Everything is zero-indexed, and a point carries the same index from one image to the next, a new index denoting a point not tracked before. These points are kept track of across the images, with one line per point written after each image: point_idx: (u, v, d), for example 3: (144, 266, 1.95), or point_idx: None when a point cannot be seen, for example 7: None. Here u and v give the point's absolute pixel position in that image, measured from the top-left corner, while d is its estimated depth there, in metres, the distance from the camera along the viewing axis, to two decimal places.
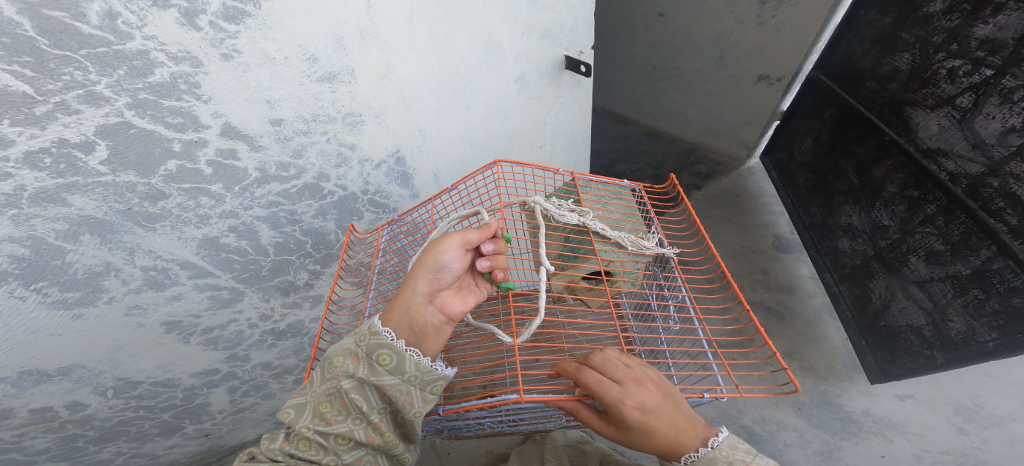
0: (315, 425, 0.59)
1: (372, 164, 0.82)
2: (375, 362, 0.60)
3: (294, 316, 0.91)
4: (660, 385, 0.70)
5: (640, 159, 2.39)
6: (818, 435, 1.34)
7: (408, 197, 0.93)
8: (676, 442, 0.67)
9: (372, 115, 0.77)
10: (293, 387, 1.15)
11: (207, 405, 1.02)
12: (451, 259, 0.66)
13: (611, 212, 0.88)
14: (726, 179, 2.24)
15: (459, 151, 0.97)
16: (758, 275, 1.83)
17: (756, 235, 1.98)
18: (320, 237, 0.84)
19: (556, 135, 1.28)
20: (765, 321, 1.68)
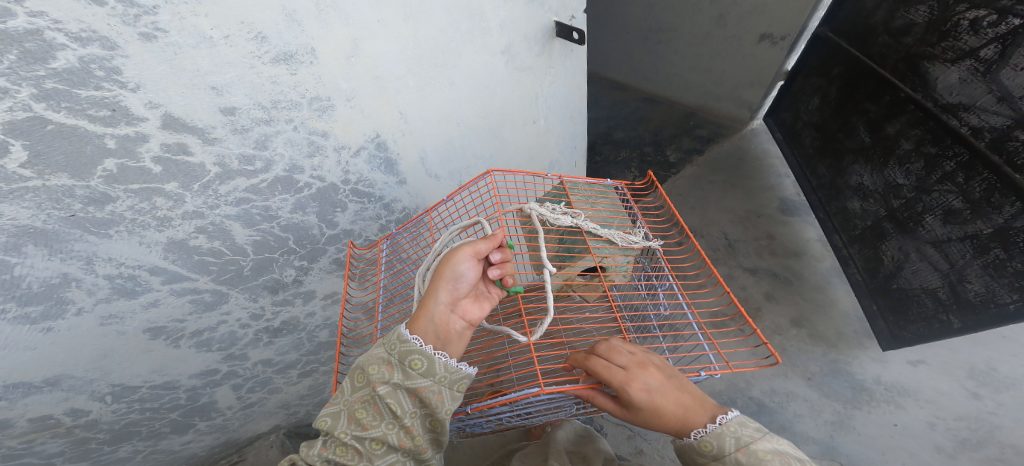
0: (353, 430, 0.59)
1: (350, 151, 0.76)
2: (408, 366, 0.61)
3: (288, 313, 0.87)
4: (664, 367, 0.68)
5: (638, 125, 2.33)
6: (828, 405, 1.32)
7: (394, 184, 0.87)
8: (684, 420, 0.64)
9: (343, 98, 0.70)
10: (298, 379, 1.13)
11: (213, 403, 0.99)
12: (466, 272, 0.67)
13: (600, 211, 0.85)
14: (730, 143, 2.16)
15: (447, 131, 0.91)
16: (764, 241, 1.78)
17: (761, 199, 1.91)
18: (302, 233, 0.78)
19: (550, 109, 1.22)
20: (772, 288, 1.64)
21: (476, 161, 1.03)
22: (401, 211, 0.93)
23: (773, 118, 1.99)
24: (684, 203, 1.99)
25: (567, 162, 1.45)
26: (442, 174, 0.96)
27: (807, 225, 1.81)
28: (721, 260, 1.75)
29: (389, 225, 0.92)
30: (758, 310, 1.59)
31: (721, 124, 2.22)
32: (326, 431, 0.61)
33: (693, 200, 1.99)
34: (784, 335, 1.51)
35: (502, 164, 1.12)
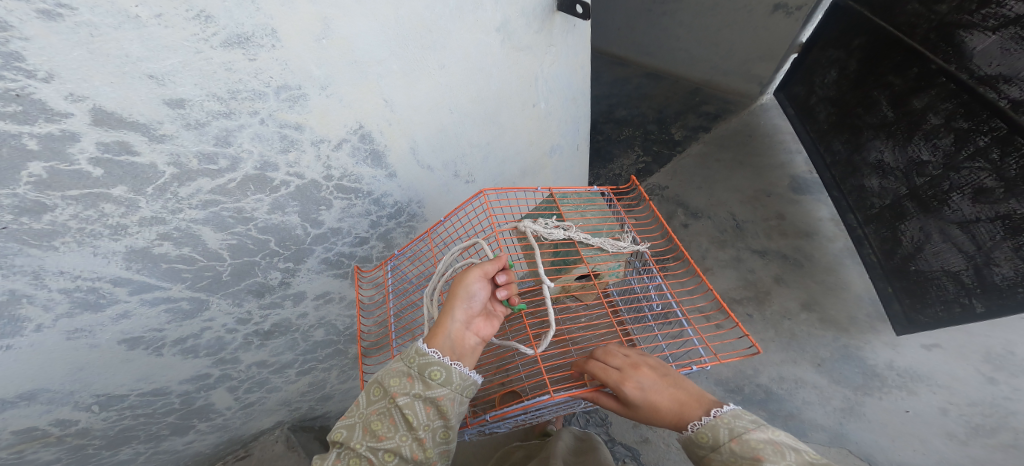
0: (368, 440, 0.61)
1: (330, 144, 0.68)
2: (426, 377, 0.64)
3: (278, 315, 0.83)
4: (655, 364, 0.67)
5: (640, 102, 2.28)
6: (838, 391, 1.36)
7: (383, 178, 0.80)
8: (678, 413, 0.62)
9: (317, 86, 0.62)
10: (296, 378, 1.10)
11: (212, 404, 0.96)
12: (478, 292, 0.69)
13: (590, 219, 0.92)
14: (739, 119, 2.10)
15: (439, 119, 0.84)
16: (774, 221, 1.79)
17: (769, 177, 1.90)
18: (285, 233, 0.72)
19: (551, 90, 1.14)
20: (782, 271, 1.66)
21: (471, 148, 0.97)
22: (391, 205, 0.86)
23: (785, 92, 1.88)
24: (691, 182, 1.98)
25: (569, 145, 1.39)
26: (435, 164, 0.90)
27: (819, 204, 1.81)
28: (730, 242, 1.76)
29: (381, 218, 0.87)
30: (767, 293, 1.62)
31: (729, 99, 2.16)
32: (342, 440, 0.63)
33: (700, 178, 1.98)
34: (794, 319, 1.54)
35: (501, 151, 1.07)
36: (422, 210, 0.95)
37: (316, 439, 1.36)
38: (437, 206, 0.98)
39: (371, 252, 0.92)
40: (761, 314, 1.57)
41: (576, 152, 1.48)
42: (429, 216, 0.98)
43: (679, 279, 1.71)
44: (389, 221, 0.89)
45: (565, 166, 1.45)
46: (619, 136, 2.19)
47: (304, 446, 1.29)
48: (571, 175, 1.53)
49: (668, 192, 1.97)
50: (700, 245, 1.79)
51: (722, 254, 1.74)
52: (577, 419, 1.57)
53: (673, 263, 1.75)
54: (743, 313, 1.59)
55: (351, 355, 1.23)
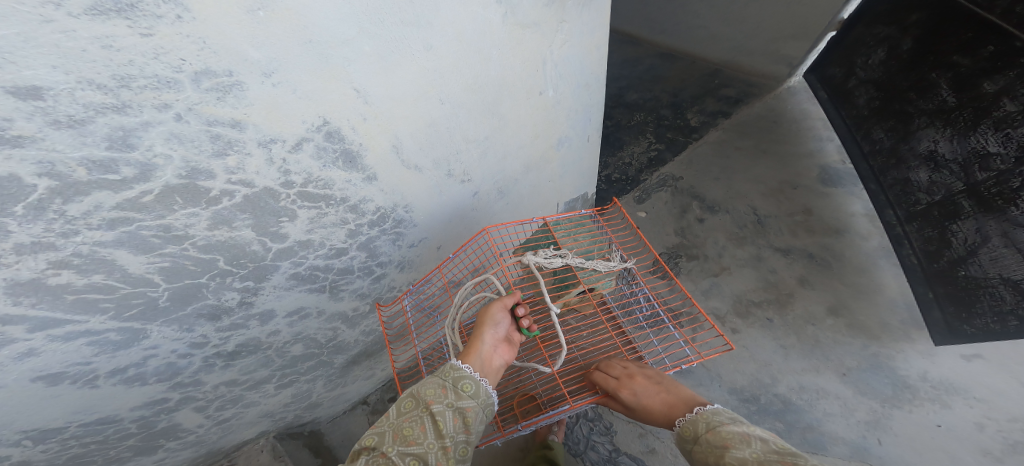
0: (398, 444, 0.65)
1: (285, 145, 0.56)
2: (459, 387, 0.73)
3: (243, 336, 0.72)
4: (652, 374, 0.87)
5: (654, 85, 2.16)
6: (863, 403, 1.27)
7: (361, 181, 0.69)
8: (670, 411, 0.79)
9: (259, 72, 0.48)
10: (275, 392, 0.98)
11: (179, 425, 0.83)
12: (502, 321, 0.86)
13: (581, 241, 1.15)
14: (763, 104, 1.98)
15: (427, 112, 0.73)
16: (800, 216, 1.67)
17: (797, 168, 1.78)
18: (236, 250, 0.60)
19: (560, 77, 1.01)
20: (806, 272, 1.55)
21: (466, 144, 0.88)
22: (369, 211, 0.75)
23: (815, 74, 1.68)
24: (708, 172, 1.85)
25: (578, 137, 1.27)
26: (425, 165, 0.80)
27: (851, 197, 1.69)
28: (749, 239, 1.65)
29: (360, 224, 0.76)
30: (789, 297, 1.50)
31: (752, 82, 2.04)
32: (373, 446, 0.66)
33: (717, 168, 1.85)
34: (819, 325, 1.44)
35: (501, 146, 0.98)
36: (409, 214, 0.87)
37: (304, 445, 1.30)
38: (426, 206, 0.90)
39: (350, 262, 0.81)
40: (783, 319, 1.46)
41: (587, 143, 1.36)
42: (417, 218, 0.90)
43: (693, 279, 1.59)
44: (371, 228, 0.79)
45: (573, 159, 1.34)
46: (629, 122, 2.07)
47: (291, 455, 1.23)
48: (579, 168, 1.43)
49: (682, 183, 1.84)
50: (717, 242, 1.67)
51: (741, 253, 1.62)
52: (580, 427, 1.49)
53: (686, 261, 1.63)
54: (763, 318, 1.47)
55: (338, 364, 1.13)
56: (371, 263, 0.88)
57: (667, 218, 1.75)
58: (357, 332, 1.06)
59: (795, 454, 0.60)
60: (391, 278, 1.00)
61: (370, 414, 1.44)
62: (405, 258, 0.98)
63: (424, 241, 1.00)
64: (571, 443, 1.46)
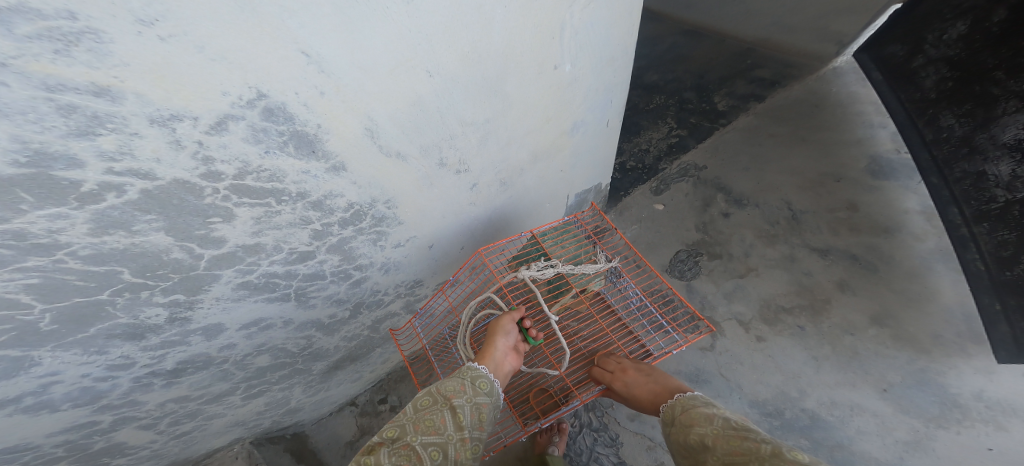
0: (421, 433, 0.75)
1: (197, 123, 0.40)
2: (471, 389, 0.86)
3: (184, 353, 0.61)
4: (644, 368, 1.05)
5: (678, 66, 1.91)
6: (904, 422, 1.21)
7: (324, 172, 0.56)
8: (656, 397, 0.98)
9: (127, 14, 0.31)
10: (243, 402, 0.87)
11: (125, 443, 0.73)
12: (511, 331, 1.02)
13: (568, 249, 1.23)
14: (803, 86, 1.81)
15: (410, 88, 0.59)
16: (843, 212, 1.53)
17: (841, 158, 1.63)
18: (151, 259, 0.47)
19: (580, 49, 0.85)
20: (847, 275, 1.45)
21: (463, 129, 0.76)
22: (336, 209, 0.62)
23: (868, 53, 1.45)
24: (736, 163, 1.73)
25: (595, 121, 1.12)
26: (411, 152, 0.69)
27: (905, 189, 1.53)
28: (782, 238, 1.55)
29: (323, 224, 0.62)
30: (826, 303, 1.42)
31: (791, 62, 1.85)
32: (394, 437, 0.75)
33: (747, 158, 1.73)
34: (859, 335, 1.36)
35: (506, 133, 0.87)
36: (392, 210, 0.75)
37: (285, 450, 1.19)
38: (413, 199, 0.78)
39: (316, 268, 0.69)
40: (817, 328, 1.39)
41: (605, 129, 1.20)
42: (403, 215, 0.79)
43: (716, 280, 1.54)
44: (340, 227, 0.66)
45: (588, 146, 1.20)
46: (648, 105, 1.87)
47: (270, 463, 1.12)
48: (594, 157, 1.30)
49: (706, 173, 1.74)
50: (744, 240, 1.59)
51: (771, 253, 1.54)
52: (583, 438, 1.38)
53: (709, 260, 1.58)
54: (793, 325, 1.41)
55: (318, 371, 1.01)
56: (344, 267, 0.76)
57: (687, 212, 1.68)
58: (338, 338, 0.94)
59: (753, 430, 0.72)
60: (374, 281, 0.88)
61: (358, 415, 1.34)
62: (390, 259, 0.87)
63: (414, 240, 0.89)
64: (574, 454, 1.35)
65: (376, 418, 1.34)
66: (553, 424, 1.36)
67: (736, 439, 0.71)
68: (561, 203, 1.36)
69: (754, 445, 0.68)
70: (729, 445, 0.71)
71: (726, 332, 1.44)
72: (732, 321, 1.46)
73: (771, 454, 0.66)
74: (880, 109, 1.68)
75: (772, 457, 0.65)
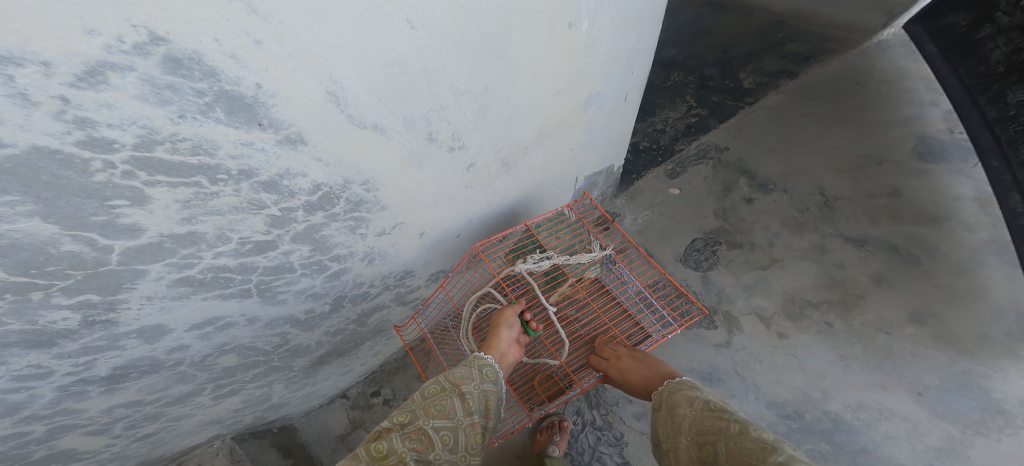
0: (432, 418, 0.67)
1: (47, 70, 0.28)
2: (481, 374, 0.78)
3: (121, 357, 0.52)
4: (638, 354, 0.98)
5: (697, 41, 1.61)
6: (937, 428, 1.10)
7: (277, 145, 0.45)
8: (648, 383, 0.91)
9: None
10: (212, 402, 0.79)
11: (76, 448, 0.65)
12: (515, 323, 0.94)
13: (563, 239, 1.15)
14: (841, 61, 1.64)
15: (387, 42, 0.47)
16: (884, 199, 1.39)
17: (883, 138, 1.48)
18: (42, 255, 0.36)
19: (601, 5, 0.72)
20: (884, 268, 1.32)
21: (456, 97, 0.64)
22: (296, 190, 0.51)
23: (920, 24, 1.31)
24: (763, 144, 1.59)
25: (613, 95, 1.00)
26: (393, 125, 0.58)
27: (957, 173, 1.37)
28: (811, 225, 1.43)
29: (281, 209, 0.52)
30: (858, 298, 1.30)
31: (830, 35, 1.63)
32: (404, 422, 0.67)
33: (775, 138, 1.59)
34: (895, 334, 1.23)
35: (508, 105, 0.75)
36: (370, 192, 0.65)
37: (272, 445, 1.10)
38: (396, 180, 0.68)
39: (280, 260, 0.58)
40: (847, 325, 1.27)
41: (623, 104, 1.08)
42: (385, 199, 0.69)
43: (735, 271, 1.43)
44: (304, 213, 0.55)
45: (602, 123, 1.08)
46: (664, 82, 1.62)
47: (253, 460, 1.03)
48: (608, 136, 1.17)
49: (727, 155, 1.61)
50: (768, 228, 1.47)
51: (798, 242, 1.42)
52: (586, 436, 1.29)
53: (728, 249, 1.46)
54: (819, 322, 1.30)
55: (299, 367, 0.93)
56: (318, 258, 0.66)
57: (705, 197, 1.57)
58: (318, 333, 0.85)
59: (728, 410, 0.71)
60: (356, 272, 0.78)
61: (350, 408, 1.27)
62: (374, 248, 0.77)
63: (402, 227, 0.79)
64: (575, 454, 1.26)
65: (368, 411, 1.26)
66: (554, 423, 1.28)
67: (709, 418, 0.71)
68: (569, 186, 1.24)
69: (726, 425, 0.68)
70: (702, 424, 0.71)
71: (745, 327, 1.34)
72: (751, 316, 1.35)
73: (739, 434, 0.65)
74: (930, 86, 1.51)
75: (740, 437, 0.65)
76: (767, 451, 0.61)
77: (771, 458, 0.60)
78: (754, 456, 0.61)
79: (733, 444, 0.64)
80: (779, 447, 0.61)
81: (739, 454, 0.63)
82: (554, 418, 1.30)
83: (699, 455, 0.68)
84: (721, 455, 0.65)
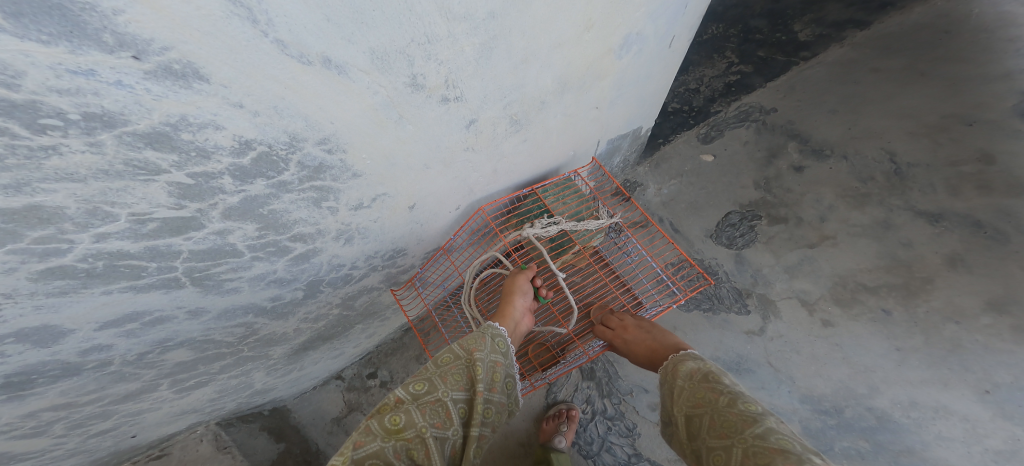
0: (451, 389, 0.55)
1: None
2: (495, 342, 0.65)
3: (9, 364, 0.41)
4: (644, 324, 0.83)
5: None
6: (1003, 430, 0.94)
7: (146, 81, 0.30)
8: (653, 355, 0.76)
9: None
10: (174, 395, 0.70)
11: (13, 454, 0.57)
12: (529, 290, 0.80)
13: (570, 205, 0.96)
14: (927, 7, 1.36)
15: None
16: (971, 166, 1.16)
17: (973, 96, 1.23)
18: None
19: None
20: (962, 247, 1.10)
21: (451, 26, 0.47)
22: (208, 147, 0.37)
23: None
24: (820, 104, 1.37)
25: (655, 38, 0.81)
26: (357, 62, 0.42)
27: None
28: (874, 197, 1.22)
29: (189, 174, 0.38)
30: (926, 283, 1.10)
31: None
32: (418, 394, 0.54)
33: (837, 97, 1.36)
34: (966, 324, 1.04)
35: (522, 42, 0.58)
36: (334, 154, 0.49)
37: (262, 429, 1.03)
38: (371, 140, 0.52)
39: (213, 242, 0.46)
40: (908, 314, 1.08)
41: (666, 51, 0.90)
42: (357, 164, 0.53)
43: (775, 250, 1.24)
44: (231, 182, 0.42)
45: (638, 74, 0.89)
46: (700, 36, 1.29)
47: (240, 446, 0.95)
48: (642, 91, 0.98)
49: (774, 117, 1.39)
50: (820, 200, 1.26)
51: (857, 217, 1.21)
52: (595, 426, 1.17)
53: (769, 224, 1.27)
54: (874, 308, 1.11)
55: (279, 355, 0.82)
56: (271, 239, 0.52)
57: (745, 164, 1.36)
58: (294, 320, 0.74)
59: (722, 378, 0.60)
60: (330, 254, 0.65)
61: (346, 390, 1.19)
62: (349, 225, 0.63)
63: (385, 199, 0.64)
64: (582, 443, 1.15)
65: (365, 394, 1.18)
66: (561, 412, 1.15)
67: (699, 388, 0.60)
68: (589, 150, 1.06)
69: (715, 396, 0.57)
70: (690, 396, 0.60)
71: (783, 313, 1.17)
72: (792, 301, 1.18)
73: (725, 406, 0.55)
74: None
75: (725, 409, 0.54)
76: (752, 426, 0.51)
77: (752, 434, 0.50)
78: (735, 430, 0.52)
79: (717, 418, 0.54)
80: (767, 422, 0.51)
81: (720, 428, 0.53)
82: (562, 406, 1.18)
83: (685, 429, 0.59)
84: (705, 430, 0.55)
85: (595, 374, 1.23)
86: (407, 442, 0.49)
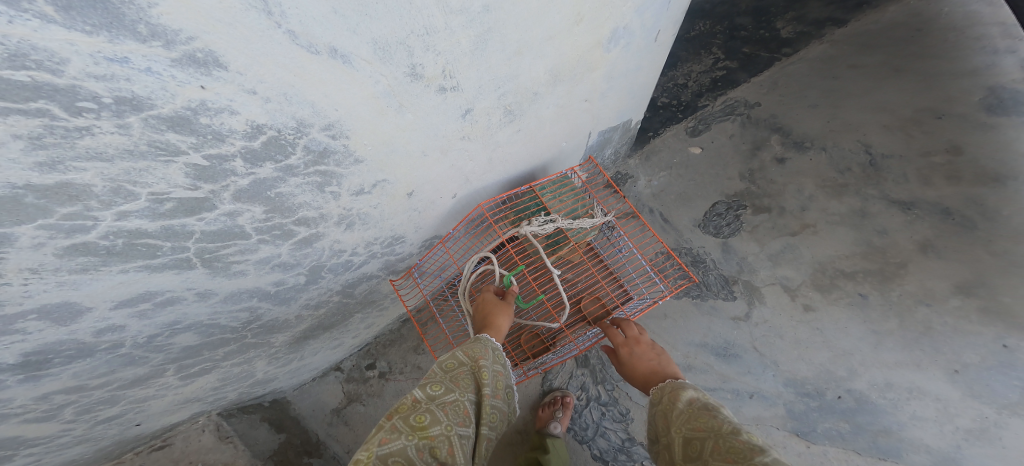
0: (465, 392, 0.58)
1: None
2: (495, 353, 0.68)
3: (28, 342, 0.42)
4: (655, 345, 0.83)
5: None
6: (971, 408, 1.01)
7: (169, 68, 0.32)
8: (651, 377, 0.77)
9: None
10: (179, 381, 0.71)
11: (23, 440, 0.58)
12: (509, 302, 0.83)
13: (566, 203, 0.99)
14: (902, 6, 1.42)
15: None
16: (941, 157, 1.23)
17: (944, 91, 1.29)
18: None
19: None
20: (933, 233, 1.16)
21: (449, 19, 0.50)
22: (223, 131, 0.39)
23: None
24: (802, 98, 1.41)
25: (643, 31, 0.84)
26: (360, 52, 0.44)
27: None
28: (852, 188, 1.27)
29: (205, 156, 0.40)
30: (900, 268, 1.16)
31: None
32: (436, 395, 0.57)
33: (818, 91, 1.41)
34: (937, 306, 1.10)
35: (515, 34, 0.60)
36: (338, 139, 0.51)
37: (263, 419, 1.04)
38: (371, 126, 0.54)
39: (223, 223, 0.48)
40: (883, 297, 1.14)
41: (653, 44, 0.93)
42: (359, 149, 0.56)
43: (760, 238, 1.29)
44: (243, 164, 0.44)
45: (628, 67, 0.93)
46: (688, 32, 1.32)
47: (243, 435, 0.97)
48: (631, 83, 1.02)
49: (759, 112, 1.43)
50: (801, 190, 1.32)
51: (836, 206, 1.27)
52: (589, 412, 1.21)
53: (753, 214, 1.32)
54: (852, 293, 1.17)
55: (280, 343, 0.84)
56: (277, 222, 0.55)
57: (730, 156, 1.41)
58: (297, 306, 0.76)
59: (722, 410, 0.61)
60: (332, 239, 0.67)
61: (344, 381, 1.20)
62: (351, 210, 0.65)
63: (384, 185, 0.66)
64: (577, 429, 1.19)
65: (364, 385, 1.20)
66: (556, 399, 1.19)
67: (700, 414, 0.60)
68: (580, 142, 1.10)
69: (717, 423, 0.58)
70: (691, 420, 0.61)
71: (767, 299, 1.22)
72: (775, 287, 1.23)
73: (730, 433, 0.55)
74: (1005, 32, 1.30)
75: (731, 436, 0.54)
76: (759, 454, 0.50)
77: (761, 461, 0.49)
78: (743, 456, 0.51)
79: (722, 442, 0.54)
80: (774, 452, 0.51)
81: (726, 453, 0.53)
82: (557, 393, 1.22)
83: (683, 450, 0.59)
84: (708, 453, 0.55)
85: (589, 361, 1.27)
86: (432, 439, 0.51)
